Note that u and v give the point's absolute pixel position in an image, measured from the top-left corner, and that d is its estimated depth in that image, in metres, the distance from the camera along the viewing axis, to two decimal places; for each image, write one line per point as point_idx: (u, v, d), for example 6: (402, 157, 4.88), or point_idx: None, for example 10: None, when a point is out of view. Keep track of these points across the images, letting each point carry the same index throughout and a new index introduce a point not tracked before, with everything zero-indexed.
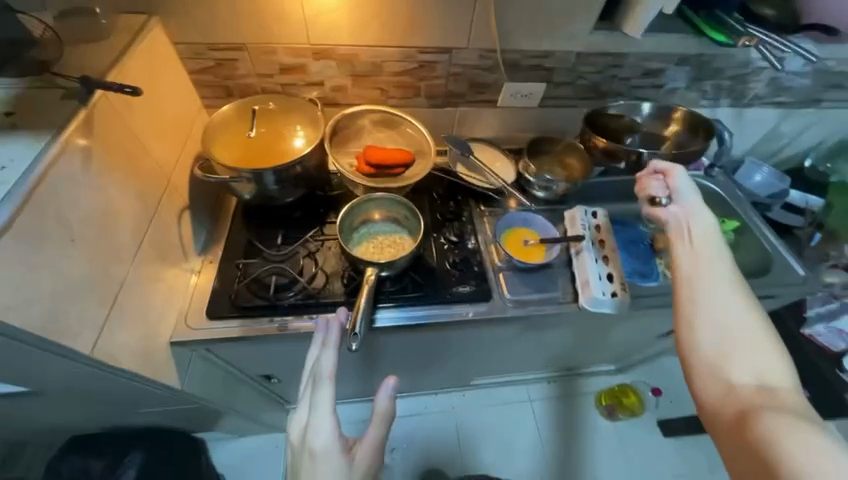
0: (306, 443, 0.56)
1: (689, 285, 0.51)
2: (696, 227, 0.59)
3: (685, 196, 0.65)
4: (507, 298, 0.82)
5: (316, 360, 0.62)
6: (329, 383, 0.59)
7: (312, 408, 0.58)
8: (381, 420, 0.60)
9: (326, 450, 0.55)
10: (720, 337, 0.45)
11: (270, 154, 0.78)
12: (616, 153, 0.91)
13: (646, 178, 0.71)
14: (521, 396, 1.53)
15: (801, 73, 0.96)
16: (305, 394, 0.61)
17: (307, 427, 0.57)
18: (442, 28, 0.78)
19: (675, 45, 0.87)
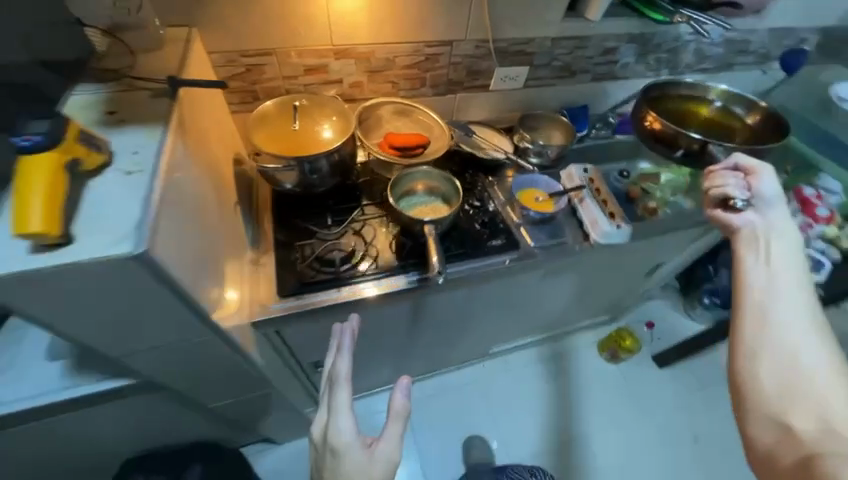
0: (330, 441, 0.59)
1: (759, 317, 0.50)
2: (772, 237, 0.60)
3: (768, 202, 0.65)
4: (532, 246, 0.96)
5: (332, 365, 0.66)
6: (343, 386, 0.62)
7: (332, 408, 0.61)
8: (399, 422, 0.59)
9: (347, 447, 0.57)
10: (781, 368, 0.45)
11: (309, 145, 0.86)
12: (669, 135, 0.90)
13: (722, 173, 0.72)
14: (534, 357, 1.67)
15: (716, 43, 1.22)
16: (326, 396, 0.64)
17: (334, 424, 0.59)
18: (444, 23, 0.92)
19: (624, 26, 1.07)
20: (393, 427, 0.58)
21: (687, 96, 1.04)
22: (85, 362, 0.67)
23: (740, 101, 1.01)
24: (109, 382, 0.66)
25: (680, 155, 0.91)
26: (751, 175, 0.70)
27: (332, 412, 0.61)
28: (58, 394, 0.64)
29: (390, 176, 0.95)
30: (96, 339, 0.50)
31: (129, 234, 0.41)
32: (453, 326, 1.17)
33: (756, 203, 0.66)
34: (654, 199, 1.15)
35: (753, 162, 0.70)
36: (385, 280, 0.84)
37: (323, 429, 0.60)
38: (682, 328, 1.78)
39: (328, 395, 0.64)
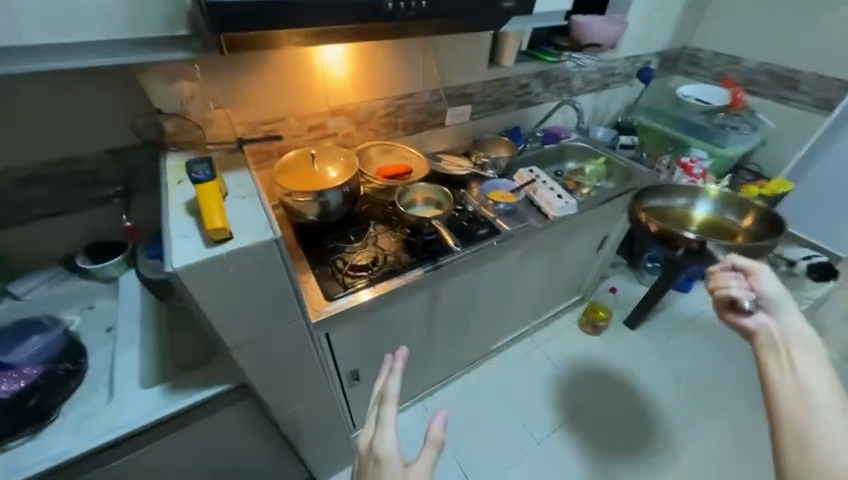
0: (370, 453, 0.50)
1: (795, 408, 0.49)
2: (791, 337, 0.59)
3: (774, 300, 0.67)
4: (509, 229, 1.22)
5: (383, 382, 0.58)
6: (391, 402, 0.54)
7: (377, 419, 0.53)
8: (436, 448, 0.50)
9: (390, 460, 0.48)
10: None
11: (325, 182, 1.08)
12: (673, 237, 1.17)
13: (724, 274, 0.76)
14: (529, 345, 1.87)
15: (593, 71, 1.69)
16: (374, 411, 0.55)
17: (375, 436, 0.51)
18: (406, 82, 1.24)
19: (529, 68, 1.48)
20: (428, 449, 0.50)
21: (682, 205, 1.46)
22: (177, 382, 0.76)
23: (727, 203, 1.41)
24: (204, 392, 0.75)
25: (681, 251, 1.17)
26: (752, 275, 0.73)
27: (375, 424, 0.53)
28: (158, 411, 0.71)
29: (389, 197, 1.19)
30: (224, 330, 0.63)
31: (266, 226, 0.60)
32: (462, 317, 1.36)
33: (763, 305, 0.68)
34: (587, 187, 1.51)
35: (749, 263, 0.75)
36: (408, 272, 1.03)
37: (365, 442, 0.51)
38: (639, 292, 2.12)
39: (373, 410, 0.55)
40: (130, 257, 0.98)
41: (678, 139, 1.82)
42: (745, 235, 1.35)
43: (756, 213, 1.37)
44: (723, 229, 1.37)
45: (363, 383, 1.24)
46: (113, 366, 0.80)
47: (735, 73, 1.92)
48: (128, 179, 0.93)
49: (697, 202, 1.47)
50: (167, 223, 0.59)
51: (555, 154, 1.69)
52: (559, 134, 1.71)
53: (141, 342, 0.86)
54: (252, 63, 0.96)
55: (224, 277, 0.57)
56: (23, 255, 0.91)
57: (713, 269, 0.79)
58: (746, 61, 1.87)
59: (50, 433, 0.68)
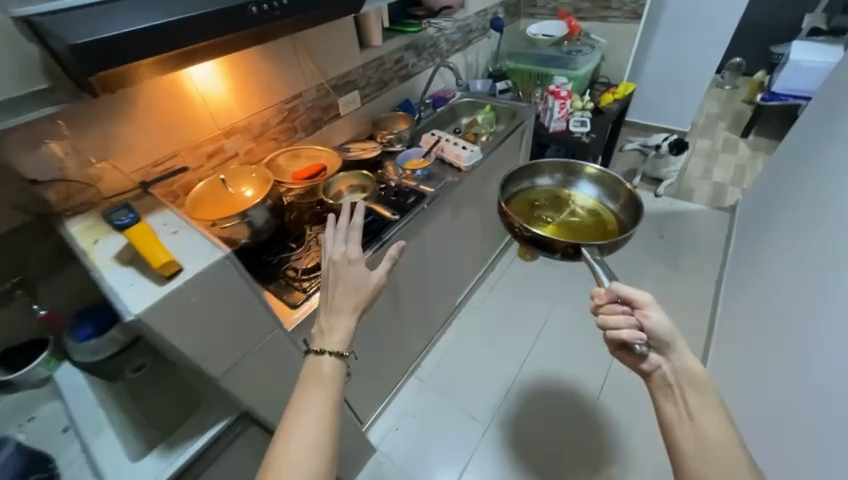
0: (343, 258, 0.76)
1: (698, 451, 0.64)
2: (685, 384, 0.70)
3: (662, 339, 0.74)
4: (433, 190, 1.33)
5: (349, 218, 0.80)
6: (358, 231, 0.79)
7: (344, 240, 0.78)
8: (390, 264, 0.78)
9: (355, 259, 0.76)
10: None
11: (245, 203, 1.07)
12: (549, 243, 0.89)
13: (612, 307, 0.75)
14: (485, 289, 2.07)
15: (454, 31, 1.84)
16: (342, 234, 0.78)
17: (345, 249, 0.76)
18: (289, 83, 1.24)
19: (399, 42, 1.57)
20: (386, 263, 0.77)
21: (554, 184, 1.22)
22: (172, 439, 0.74)
23: (609, 194, 1.14)
24: (206, 435, 0.75)
25: (559, 256, 0.89)
26: (639, 307, 0.74)
27: (346, 243, 0.77)
28: (164, 471, 0.70)
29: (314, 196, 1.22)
30: (207, 361, 0.64)
31: (210, 246, 0.61)
32: (420, 284, 1.46)
33: (652, 341, 0.74)
34: (484, 135, 1.67)
35: (634, 292, 0.74)
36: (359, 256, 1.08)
37: (340, 252, 0.75)
38: None
39: (342, 231, 0.79)
40: (58, 349, 0.89)
41: (542, 73, 2.07)
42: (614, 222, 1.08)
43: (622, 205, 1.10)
44: (591, 221, 1.09)
45: (354, 375, 1.30)
46: (92, 458, 0.75)
47: (565, 6, 2.23)
48: (21, 269, 0.83)
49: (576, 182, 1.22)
50: (105, 280, 0.57)
51: (448, 114, 1.84)
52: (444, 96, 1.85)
53: (111, 423, 0.80)
54: (120, 104, 0.90)
55: (188, 309, 0.57)
56: None
57: (598, 298, 0.77)
58: None
59: None
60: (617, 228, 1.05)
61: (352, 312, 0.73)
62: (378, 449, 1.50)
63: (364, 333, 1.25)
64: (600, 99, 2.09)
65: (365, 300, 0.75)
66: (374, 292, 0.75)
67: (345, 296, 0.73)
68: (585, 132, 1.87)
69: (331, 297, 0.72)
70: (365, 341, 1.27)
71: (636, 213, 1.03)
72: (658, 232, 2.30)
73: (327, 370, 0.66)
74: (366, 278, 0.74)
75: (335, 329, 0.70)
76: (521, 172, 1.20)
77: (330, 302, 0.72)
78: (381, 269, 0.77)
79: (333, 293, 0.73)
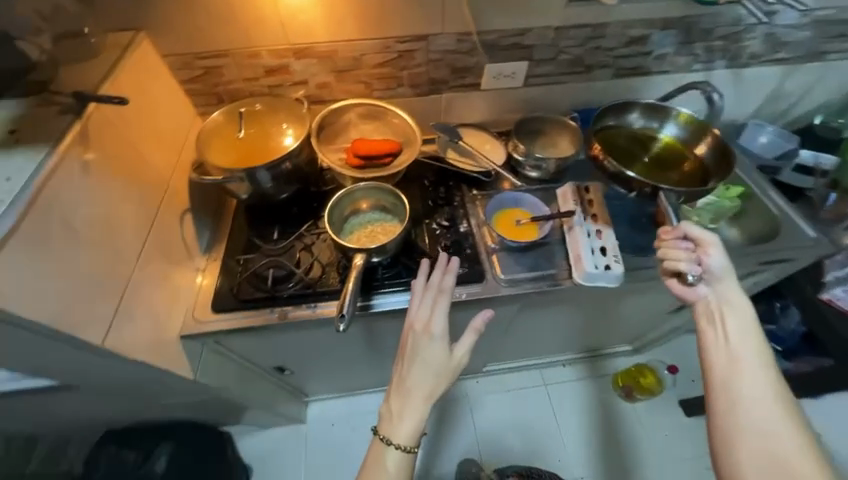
0: (424, 328, 0.63)
1: (732, 398, 0.56)
2: (731, 314, 0.62)
3: (718, 278, 0.65)
4: (501, 278, 0.83)
5: (438, 278, 0.67)
6: (446, 296, 0.65)
7: (433, 306, 0.64)
8: (474, 340, 0.63)
9: (441, 334, 0.62)
10: (756, 455, 0.52)
11: (261, 151, 0.82)
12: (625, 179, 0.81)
13: (674, 243, 0.70)
14: (535, 380, 1.52)
15: (798, 26, 0.93)
16: (426, 298, 0.65)
17: (429, 317, 0.63)
18: (415, 15, 0.80)
19: (655, 10, 0.85)
20: (469, 337, 0.63)
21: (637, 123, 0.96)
22: None
23: (698, 129, 0.91)
24: (33, 381, 0.65)
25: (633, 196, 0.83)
26: (701, 246, 0.68)
27: (432, 310, 0.64)
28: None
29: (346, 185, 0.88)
30: None
31: None
32: None
33: (707, 278, 0.67)
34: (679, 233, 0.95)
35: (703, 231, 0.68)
36: (325, 303, 0.79)
37: (421, 321, 0.62)
38: None
39: (426, 293, 0.66)
40: None
41: None
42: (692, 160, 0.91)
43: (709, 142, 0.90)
44: (670, 161, 0.91)
45: (298, 373, 1.13)
46: None
47: None
48: None
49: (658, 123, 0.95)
50: None
51: None
52: None
53: None
54: None
55: None
56: None
57: (664, 235, 0.72)
58: None
59: None
60: (696, 171, 0.90)
61: (427, 400, 0.60)
62: (304, 425, 1.43)
63: (316, 354, 1.01)
64: None
65: (444, 387, 0.61)
66: (455, 375, 0.62)
67: (418, 380, 0.60)
68: None
69: (405, 378, 0.60)
70: (315, 361, 1.04)
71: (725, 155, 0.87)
72: None
73: (391, 472, 0.58)
74: (447, 360, 0.61)
75: (405, 420, 0.59)
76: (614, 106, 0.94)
77: (403, 383, 0.61)
78: (466, 343, 0.63)
79: (408, 371, 0.61)
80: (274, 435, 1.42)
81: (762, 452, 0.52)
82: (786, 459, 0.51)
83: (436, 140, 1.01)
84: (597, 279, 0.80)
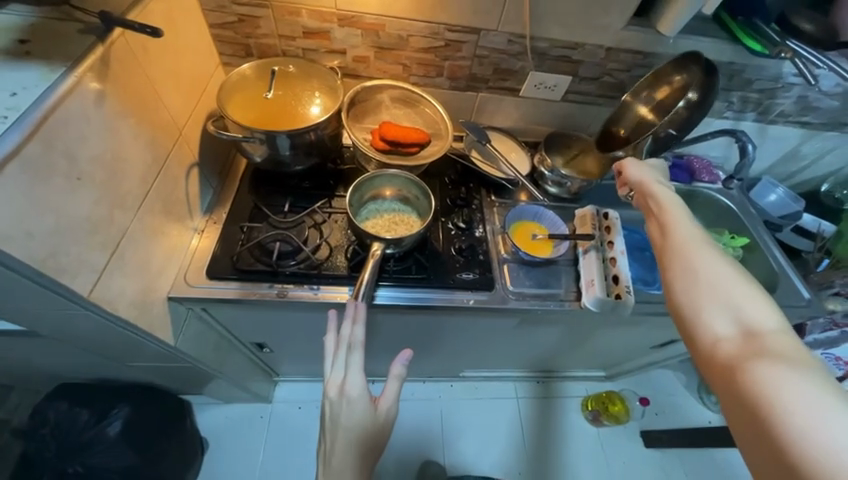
0: (341, 392, 0.62)
1: (666, 255, 0.52)
2: (660, 204, 0.60)
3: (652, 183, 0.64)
4: (510, 289, 0.82)
5: (347, 332, 0.66)
6: (358, 348, 0.66)
7: (345, 364, 0.65)
8: (395, 387, 0.65)
9: (360, 396, 0.62)
10: (692, 288, 0.47)
11: (287, 116, 0.77)
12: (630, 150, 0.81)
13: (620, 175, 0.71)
14: (507, 392, 1.53)
15: (831, 94, 0.95)
16: (340, 356, 0.65)
17: (345, 379, 0.63)
18: (473, 6, 0.76)
19: (707, 51, 0.85)
20: (390, 385, 0.64)
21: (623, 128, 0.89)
22: None
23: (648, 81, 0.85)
24: None
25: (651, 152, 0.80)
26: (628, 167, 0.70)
27: (346, 370, 0.64)
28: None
29: (369, 169, 0.84)
30: None
31: None
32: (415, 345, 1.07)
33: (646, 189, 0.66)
34: None
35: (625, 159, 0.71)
36: (327, 287, 0.75)
37: (337, 386, 0.62)
38: (691, 412, 1.55)
39: (339, 350, 0.66)
40: None
41: None
42: (670, 90, 0.82)
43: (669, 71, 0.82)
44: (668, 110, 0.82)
45: (276, 352, 1.09)
46: None
47: None
48: None
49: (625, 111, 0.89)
50: None
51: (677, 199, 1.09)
52: (697, 171, 1.08)
53: None
54: None
55: None
56: None
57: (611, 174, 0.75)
58: None
59: None
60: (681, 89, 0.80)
61: (363, 464, 0.59)
62: (270, 404, 1.40)
63: (302, 335, 0.97)
64: None
65: (379, 445, 0.62)
66: (383, 432, 0.62)
67: (343, 452, 0.59)
68: None
69: (332, 452, 0.60)
70: (301, 342, 1.01)
71: (700, 62, 0.77)
72: None
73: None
74: (373, 419, 0.62)
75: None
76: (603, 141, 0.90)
77: (329, 458, 0.60)
78: (391, 394, 0.64)
79: (335, 443, 0.59)
80: (237, 409, 1.38)
81: (696, 286, 0.47)
82: (721, 282, 0.46)
83: (463, 138, 0.98)
84: (606, 306, 0.79)
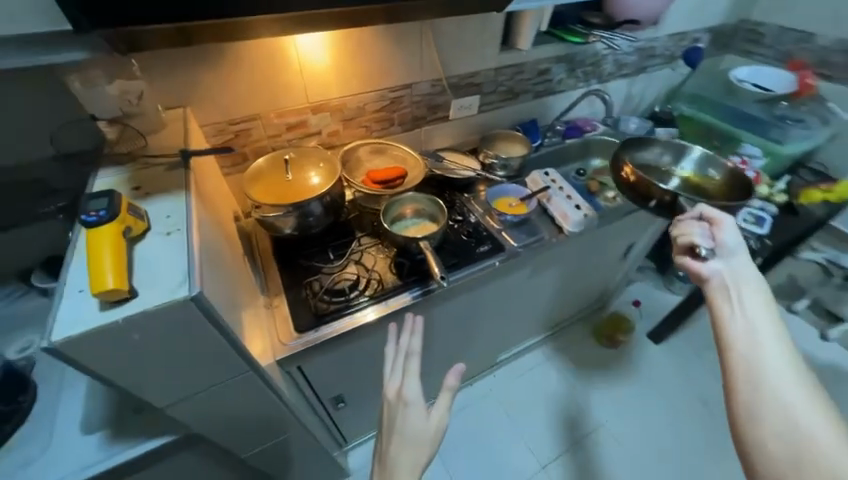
0: (399, 397, 0.68)
1: (748, 362, 0.52)
2: (742, 285, 0.61)
3: (730, 251, 0.66)
4: (516, 245, 1.07)
5: (405, 341, 0.76)
6: (414, 357, 0.74)
7: (403, 372, 0.72)
8: (447, 399, 0.68)
9: (414, 400, 0.67)
10: (775, 412, 0.47)
11: (303, 190, 0.95)
12: (650, 191, 0.96)
13: (688, 221, 0.72)
14: (540, 358, 1.73)
15: (629, 52, 1.44)
16: (398, 364, 0.73)
17: (401, 385, 0.69)
18: (402, 71, 1.06)
19: (551, 50, 1.26)
20: (444, 398, 0.68)
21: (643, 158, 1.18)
22: (121, 428, 0.68)
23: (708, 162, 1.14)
24: (136, 449, 0.66)
25: (652, 205, 0.97)
26: (715, 223, 0.70)
27: (403, 377, 0.71)
28: (81, 473, 0.63)
29: (376, 206, 1.04)
30: (150, 390, 0.54)
31: (182, 278, 0.48)
32: (461, 337, 1.24)
33: (719, 253, 0.66)
34: (613, 192, 1.29)
35: (712, 209, 0.72)
36: (392, 299, 0.91)
37: (395, 389, 0.68)
38: (669, 303, 1.91)
39: (397, 359, 0.74)
40: None
41: (729, 134, 1.54)
42: (708, 189, 1.10)
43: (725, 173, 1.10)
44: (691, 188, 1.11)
45: (349, 406, 1.15)
46: (59, 402, 0.73)
47: (803, 53, 1.61)
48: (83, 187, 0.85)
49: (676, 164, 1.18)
50: (69, 267, 0.49)
51: (580, 149, 1.46)
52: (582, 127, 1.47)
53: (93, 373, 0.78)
54: (213, 56, 0.83)
55: (127, 345, 0.46)
56: None
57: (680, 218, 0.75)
58: (820, 38, 1.55)
59: None
60: (715, 188, 1.09)
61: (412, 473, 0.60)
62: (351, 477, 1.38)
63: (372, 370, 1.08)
64: (800, 193, 1.50)
65: (426, 457, 0.63)
66: (434, 442, 0.65)
67: (400, 454, 0.62)
68: (757, 233, 1.37)
69: (387, 456, 0.62)
70: (372, 380, 1.10)
71: (740, 185, 1.04)
72: None
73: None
74: (425, 426, 0.65)
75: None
76: (628, 145, 1.17)
77: (385, 462, 0.62)
78: (441, 405, 0.68)
79: (389, 448, 0.63)
80: None
81: (781, 412, 0.47)
82: (809, 423, 0.45)
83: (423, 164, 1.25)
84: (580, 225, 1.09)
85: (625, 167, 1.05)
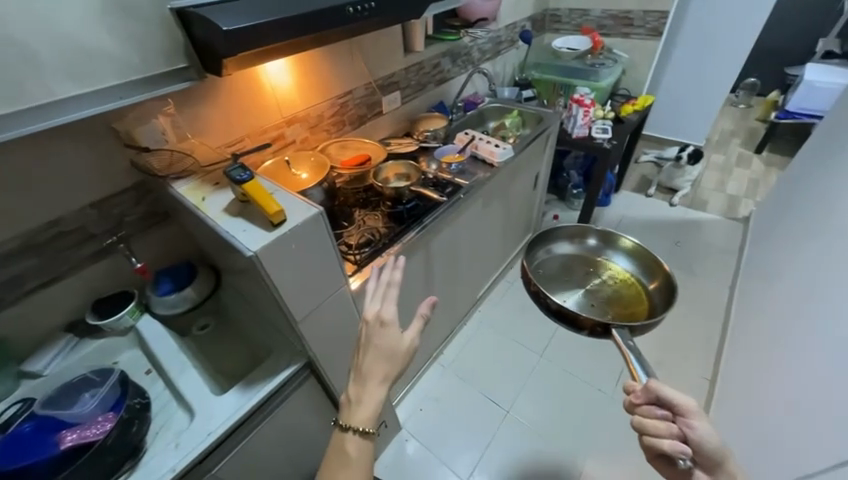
0: (377, 319, 0.70)
1: None
2: None
3: (712, 458, 0.62)
4: (467, 183, 1.43)
5: (388, 275, 0.76)
6: (396, 288, 0.74)
7: (382, 300, 0.73)
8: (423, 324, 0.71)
9: (391, 319, 0.70)
10: None
11: (304, 182, 1.17)
12: (577, 319, 0.74)
13: (654, 417, 0.63)
14: (505, 285, 2.18)
15: (486, 41, 1.97)
16: (379, 292, 0.73)
17: (380, 308, 0.71)
18: (343, 80, 1.37)
19: (437, 48, 1.70)
20: (418, 322, 0.71)
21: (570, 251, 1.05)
22: (248, 380, 0.84)
23: (645, 265, 0.95)
24: (270, 384, 0.84)
25: (587, 335, 0.75)
26: (687, 420, 0.62)
27: (383, 303, 0.72)
28: (235, 413, 0.78)
29: (360, 184, 1.31)
30: (294, 305, 0.74)
31: (306, 206, 0.71)
32: (450, 271, 1.57)
33: (706, 465, 0.63)
34: (511, 137, 1.77)
35: (681, 401, 0.62)
36: (402, 238, 1.19)
37: (374, 312, 0.70)
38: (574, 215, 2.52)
39: (379, 290, 0.74)
40: (140, 302, 1.00)
41: (567, 83, 2.19)
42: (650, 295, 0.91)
43: (657, 274, 0.92)
44: (622, 296, 0.93)
45: None
46: (176, 391, 0.86)
47: (589, 22, 2.37)
48: (116, 227, 0.96)
49: (607, 256, 1.02)
50: (221, 227, 0.69)
51: (479, 117, 1.96)
52: (475, 100, 1.96)
53: (193, 365, 0.91)
54: (210, 93, 1.02)
55: (288, 255, 0.68)
56: (22, 336, 0.89)
57: (634, 395, 0.66)
58: (594, 11, 2.32)
59: (148, 459, 0.73)
60: (657, 298, 0.89)
61: (383, 381, 0.66)
62: (403, 428, 1.58)
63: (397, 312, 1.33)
64: (620, 110, 2.21)
65: (399, 368, 0.68)
66: (408, 357, 0.69)
67: (376, 363, 0.66)
68: (606, 138, 1.99)
69: (362, 364, 0.67)
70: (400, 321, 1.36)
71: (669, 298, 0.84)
72: (673, 240, 2.40)
73: (353, 452, 0.62)
74: (400, 342, 0.69)
75: (364, 403, 0.65)
76: (555, 234, 1.04)
77: (360, 370, 0.67)
78: (414, 330, 0.71)
79: (366, 359, 0.67)
80: (387, 455, 1.51)
81: None
82: None
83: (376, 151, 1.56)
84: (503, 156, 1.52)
85: (546, 293, 0.78)
